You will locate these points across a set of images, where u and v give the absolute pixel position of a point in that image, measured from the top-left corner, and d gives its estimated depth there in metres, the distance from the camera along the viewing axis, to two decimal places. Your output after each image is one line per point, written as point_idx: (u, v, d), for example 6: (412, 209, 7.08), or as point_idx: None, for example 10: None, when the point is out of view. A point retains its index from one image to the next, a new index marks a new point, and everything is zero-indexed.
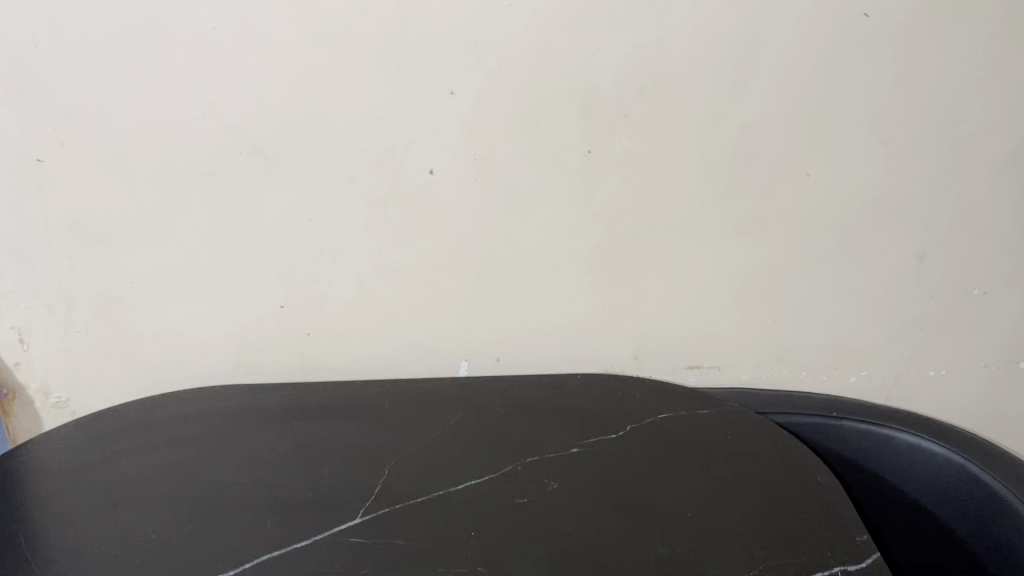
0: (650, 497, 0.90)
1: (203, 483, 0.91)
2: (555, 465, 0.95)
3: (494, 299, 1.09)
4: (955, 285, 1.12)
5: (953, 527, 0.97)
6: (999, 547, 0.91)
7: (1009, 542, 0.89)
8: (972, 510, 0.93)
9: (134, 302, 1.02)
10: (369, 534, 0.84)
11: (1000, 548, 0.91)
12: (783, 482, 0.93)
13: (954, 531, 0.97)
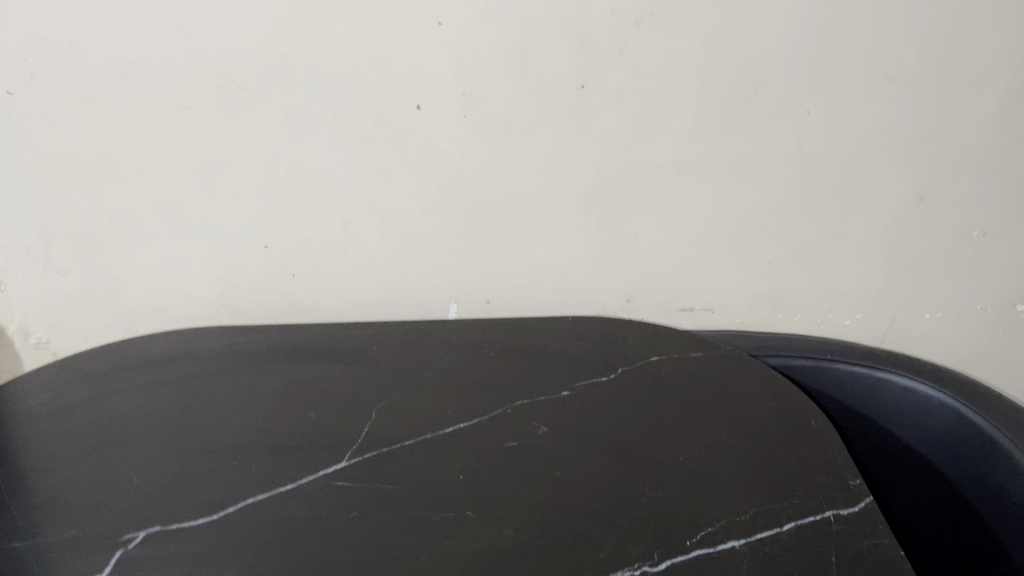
0: (643, 440, 0.87)
1: (186, 425, 0.89)
2: (549, 408, 0.92)
3: (484, 240, 1.06)
4: (954, 226, 1.08)
5: (945, 472, 0.96)
6: (992, 494, 0.89)
7: (1002, 491, 0.87)
8: (967, 456, 0.92)
9: (114, 241, 1.01)
10: (357, 478, 0.82)
11: (993, 495, 0.89)
12: (781, 423, 0.89)
13: (947, 474, 0.96)
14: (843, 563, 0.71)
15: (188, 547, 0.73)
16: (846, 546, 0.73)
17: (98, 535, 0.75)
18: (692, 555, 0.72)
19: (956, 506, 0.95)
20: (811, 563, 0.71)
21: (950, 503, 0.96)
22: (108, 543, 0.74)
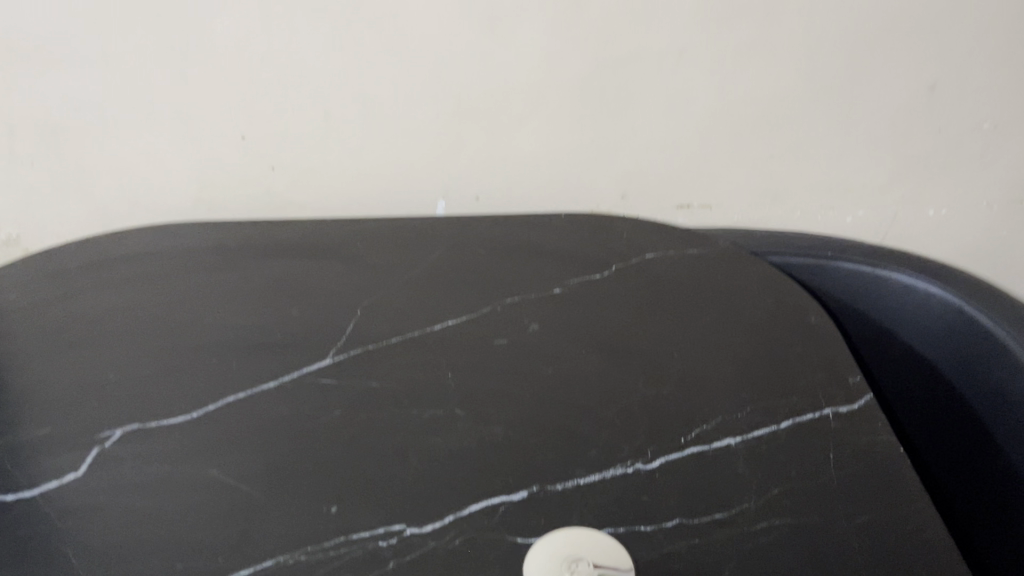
0: (637, 337, 0.84)
1: (162, 321, 0.85)
2: (541, 304, 0.88)
3: (473, 132, 1.01)
4: (965, 117, 1.03)
5: (944, 370, 0.94)
6: (991, 390, 0.89)
7: (1003, 389, 0.86)
8: (968, 355, 0.90)
9: (81, 131, 0.96)
10: (341, 376, 0.79)
11: (993, 393, 0.88)
12: (780, 319, 0.86)
13: (947, 371, 0.94)
14: (840, 460, 0.70)
15: (168, 445, 0.72)
16: (844, 444, 0.72)
17: (73, 433, 0.73)
18: (687, 452, 0.72)
19: (955, 402, 0.94)
20: (807, 460, 0.70)
21: (949, 399, 0.95)
22: (84, 440, 0.72)
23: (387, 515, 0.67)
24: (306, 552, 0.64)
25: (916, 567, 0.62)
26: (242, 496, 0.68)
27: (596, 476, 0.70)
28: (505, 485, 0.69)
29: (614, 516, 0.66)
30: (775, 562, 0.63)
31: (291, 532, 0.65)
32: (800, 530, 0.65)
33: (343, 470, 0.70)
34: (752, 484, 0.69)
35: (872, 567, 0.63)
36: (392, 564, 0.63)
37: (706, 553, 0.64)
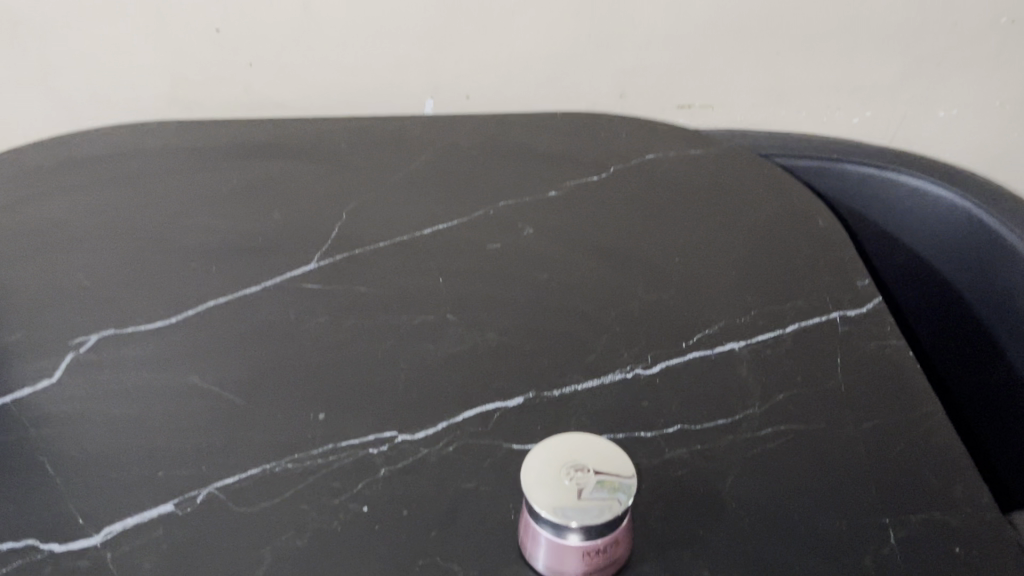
0: (636, 240, 0.80)
1: (135, 223, 0.81)
2: (536, 207, 0.84)
3: (463, 25, 0.95)
4: (982, 11, 0.98)
5: (951, 273, 0.92)
6: (999, 293, 0.86)
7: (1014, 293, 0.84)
8: (979, 258, 0.87)
9: (43, 22, 0.90)
10: (327, 281, 0.76)
11: (1004, 297, 0.86)
12: (786, 222, 0.82)
13: (954, 274, 0.92)
14: (848, 365, 0.68)
15: (146, 352, 0.69)
16: (852, 349, 0.69)
17: (45, 338, 0.69)
18: (689, 357, 0.69)
19: (960, 304, 0.92)
20: (813, 364, 0.68)
21: (954, 302, 0.93)
22: (56, 346, 0.69)
23: (378, 421, 0.64)
24: (293, 459, 0.61)
25: (925, 471, 0.61)
26: (225, 404, 0.65)
27: (594, 382, 0.67)
28: (500, 391, 0.67)
29: (614, 422, 0.64)
30: (780, 468, 0.61)
31: (277, 439, 0.63)
32: (806, 435, 0.63)
33: (331, 376, 0.67)
34: (757, 390, 0.66)
35: (880, 472, 0.61)
36: (383, 471, 0.61)
37: (708, 459, 0.62)
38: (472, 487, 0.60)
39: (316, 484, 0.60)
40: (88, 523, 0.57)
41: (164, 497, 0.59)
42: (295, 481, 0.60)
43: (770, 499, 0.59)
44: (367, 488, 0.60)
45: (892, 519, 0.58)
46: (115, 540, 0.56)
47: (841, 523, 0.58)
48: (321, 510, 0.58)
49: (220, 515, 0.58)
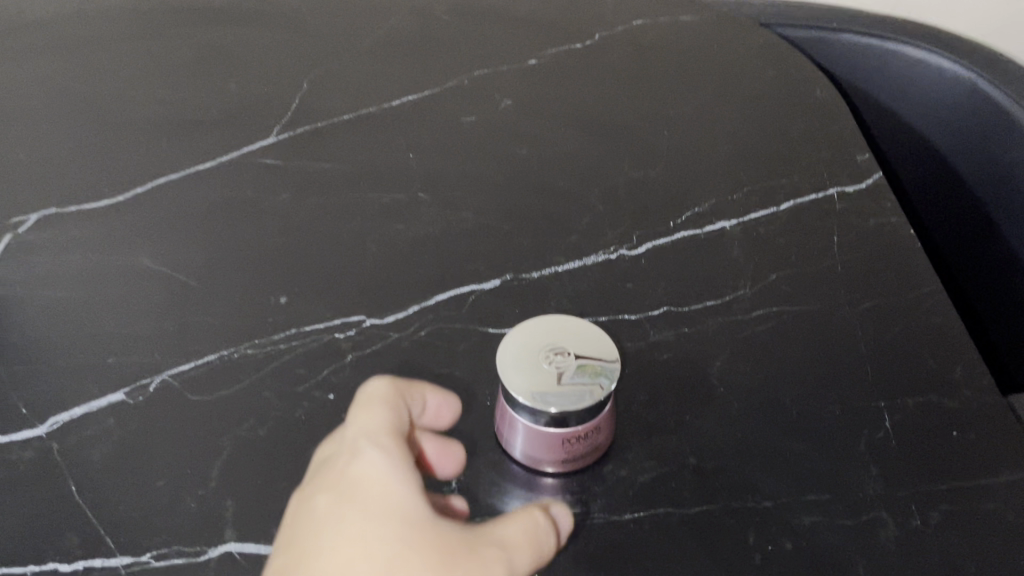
0: (622, 112, 0.75)
1: (78, 93, 0.75)
2: (515, 76, 0.78)
3: None
4: None
5: (950, 150, 0.86)
6: (999, 170, 0.81)
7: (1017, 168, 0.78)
8: (980, 133, 0.81)
9: None
10: (288, 156, 0.70)
11: (1006, 173, 0.80)
12: (783, 93, 0.77)
13: (953, 152, 0.86)
14: (845, 243, 0.64)
15: (92, 232, 0.64)
16: (850, 227, 0.65)
17: None
18: (676, 237, 0.65)
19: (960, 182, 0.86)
20: (808, 244, 0.64)
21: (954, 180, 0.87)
22: None
23: (343, 305, 0.60)
24: (254, 345, 0.57)
25: (924, 353, 0.57)
26: (178, 288, 0.61)
27: (576, 263, 0.63)
28: (475, 273, 0.62)
29: (596, 305, 0.61)
30: (771, 351, 0.58)
31: (235, 324, 0.58)
32: (800, 316, 0.60)
33: (292, 258, 0.63)
34: (748, 271, 0.62)
35: (877, 355, 0.57)
36: (350, 358, 0.57)
37: (695, 344, 0.58)
38: (445, 373, 0.57)
39: (278, 370, 0.56)
40: (32, 414, 0.54)
41: (114, 385, 0.55)
42: (256, 368, 0.56)
43: (760, 384, 0.56)
44: (333, 374, 0.56)
45: (887, 403, 0.55)
46: (62, 431, 0.53)
47: (834, 407, 0.55)
48: (284, 398, 0.55)
49: (175, 404, 0.54)
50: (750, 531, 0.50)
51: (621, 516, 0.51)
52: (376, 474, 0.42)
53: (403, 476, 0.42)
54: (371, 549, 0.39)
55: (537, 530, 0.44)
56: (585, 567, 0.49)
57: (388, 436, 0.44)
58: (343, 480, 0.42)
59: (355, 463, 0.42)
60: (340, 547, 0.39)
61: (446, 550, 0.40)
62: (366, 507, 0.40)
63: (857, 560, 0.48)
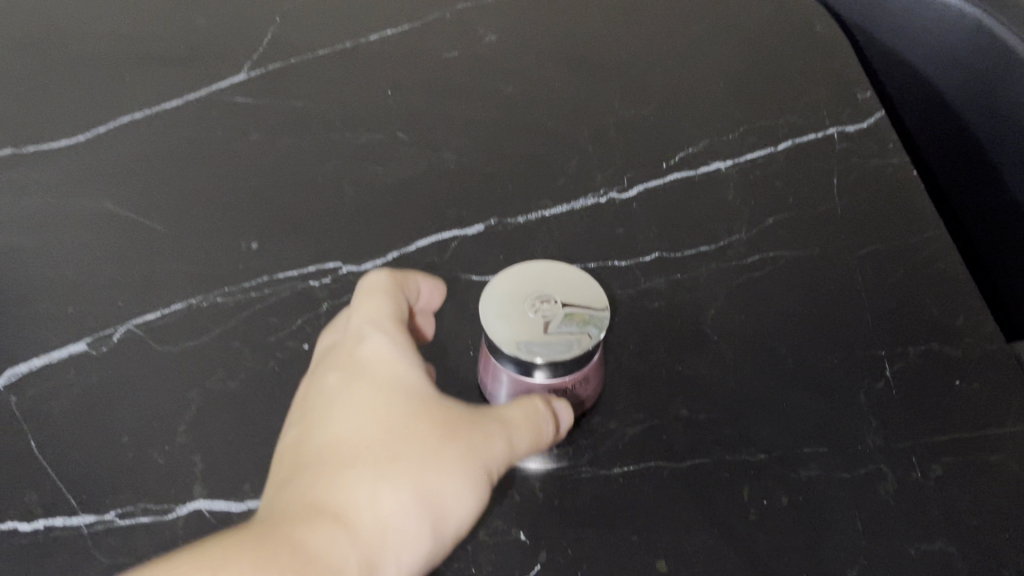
0: (612, 47, 0.71)
1: (36, 27, 0.70)
2: (500, 9, 0.73)
3: None
4: None
5: (950, 94, 0.78)
6: (1002, 112, 0.73)
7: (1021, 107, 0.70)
8: (982, 73, 0.73)
9: None
10: (259, 94, 0.66)
11: (1009, 115, 0.72)
12: (782, 28, 0.73)
13: (954, 96, 0.77)
14: (845, 186, 0.61)
15: (51, 175, 0.60)
16: (850, 168, 0.62)
17: None
18: (669, 179, 0.62)
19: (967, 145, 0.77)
20: (807, 186, 0.61)
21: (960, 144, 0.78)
22: None
23: (318, 251, 0.57)
24: (224, 293, 0.54)
25: (926, 299, 0.55)
26: (144, 233, 0.57)
27: (564, 207, 0.60)
28: (457, 217, 0.59)
29: (585, 250, 0.58)
30: (767, 298, 0.55)
31: (204, 271, 0.55)
32: (798, 262, 0.57)
33: (264, 202, 0.59)
34: (744, 214, 0.60)
35: (878, 301, 0.55)
36: (326, 306, 0.54)
37: (688, 291, 0.56)
38: None
39: (249, 320, 0.53)
40: None
41: (75, 335, 0.52)
42: (226, 317, 0.53)
43: (754, 333, 0.54)
44: (307, 324, 0.53)
45: (888, 351, 0.53)
46: (21, 384, 0.50)
47: (832, 356, 0.53)
48: (256, 348, 0.52)
49: (141, 355, 0.51)
50: (744, 485, 0.48)
51: (610, 471, 0.48)
52: (381, 357, 0.42)
53: (406, 356, 0.43)
54: (369, 421, 0.40)
55: (538, 414, 0.43)
56: (573, 523, 0.46)
57: (392, 321, 0.44)
58: (348, 362, 0.43)
59: (362, 349, 0.43)
60: (341, 422, 0.40)
61: (444, 420, 0.40)
62: (370, 385, 0.41)
63: (855, 514, 0.46)
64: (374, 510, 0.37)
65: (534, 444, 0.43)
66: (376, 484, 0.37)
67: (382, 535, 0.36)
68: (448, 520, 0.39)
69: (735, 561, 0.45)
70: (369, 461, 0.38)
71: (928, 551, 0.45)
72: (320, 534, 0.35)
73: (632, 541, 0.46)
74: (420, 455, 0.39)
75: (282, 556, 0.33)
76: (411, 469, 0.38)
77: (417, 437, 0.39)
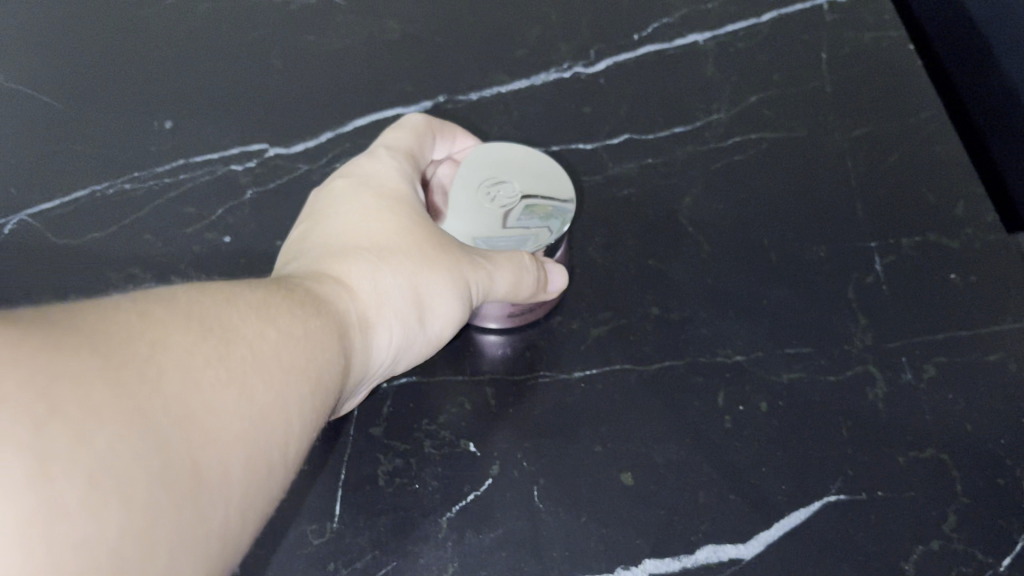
0: None
1: None
2: None
3: None
4: None
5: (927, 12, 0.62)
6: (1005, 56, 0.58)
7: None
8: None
9: None
10: None
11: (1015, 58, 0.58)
12: None
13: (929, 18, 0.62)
14: (836, 61, 0.55)
15: None
16: (841, 40, 0.55)
17: None
18: (641, 53, 0.55)
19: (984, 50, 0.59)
20: (793, 61, 0.55)
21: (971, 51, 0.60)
22: None
23: (242, 132, 0.50)
24: (133, 179, 0.48)
25: (922, 185, 0.49)
26: (43, 112, 0.51)
27: (522, 84, 0.54)
28: (402, 94, 0.53)
29: (546, 130, 0.52)
30: (747, 183, 0.50)
31: (110, 155, 0.49)
32: (783, 144, 0.51)
33: (179, 74, 0.53)
34: (724, 92, 0.53)
35: (871, 185, 0.49)
36: (249, 194, 0.47)
37: (661, 176, 0.50)
38: None
39: (162, 209, 0.47)
40: None
41: None
42: (135, 206, 0.47)
43: (734, 223, 0.48)
44: (228, 214, 0.47)
45: (879, 244, 0.47)
46: None
47: (818, 249, 0.47)
48: (168, 242, 0.46)
49: (34, 246, 0.45)
50: (718, 390, 0.42)
51: (571, 375, 0.43)
52: (390, 174, 0.39)
53: (413, 181, 0.40)
54: (375, 215, 0.37)
55: (519, 275, 0.39)
56: (529, 434, 0.41)
57: (405, 154, 0.41)
58: (357, 169, 0.40)
59: (361, 162, 0.40)
60: (346, 211, 0.37)
61: (437, 227, 0.38)
62: (375, 192, 0.38)
63: (842, 422, 0.41)
64: (376, 281, 0.34)
65: (512, 287, 0.39)
66: (376, 264, 0.35)
67: (381, 304, 0.34)
68: (435, 318, 0.37)
69: (707, 472, 0.40)
70: (367, 245, 0.36)
71: (918, 461, 0.40)
72: (326, 288, 0.32)
73: (595, 452, 0.41)
74: (420, 249, 0.36)
75: (298, 288, 0.31)
76: (408, 260, 0.36)
77: (413, 230, 0.37)
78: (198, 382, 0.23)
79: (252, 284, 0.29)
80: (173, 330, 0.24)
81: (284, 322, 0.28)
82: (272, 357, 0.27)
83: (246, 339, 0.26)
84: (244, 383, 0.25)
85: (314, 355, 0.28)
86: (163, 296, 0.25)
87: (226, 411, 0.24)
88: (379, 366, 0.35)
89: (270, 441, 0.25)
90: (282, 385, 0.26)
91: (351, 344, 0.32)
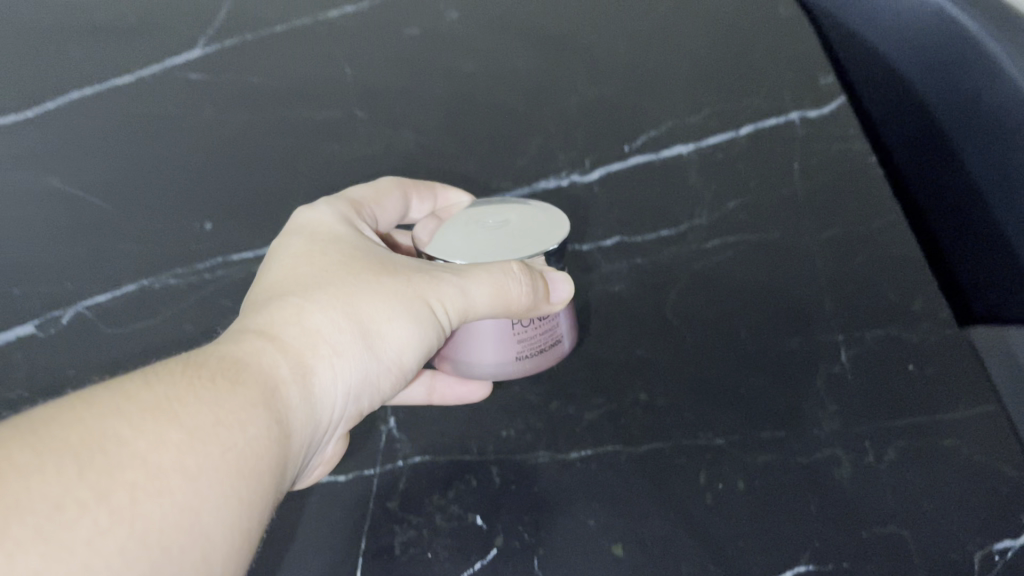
0: None
1: None
2: None
3: None
4: None
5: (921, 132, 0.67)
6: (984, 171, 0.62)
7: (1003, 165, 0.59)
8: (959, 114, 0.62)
9: None
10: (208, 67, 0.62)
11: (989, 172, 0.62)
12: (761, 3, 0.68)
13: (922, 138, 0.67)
14: (809, 169, 0.60)
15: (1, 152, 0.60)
16: (814, 148, 0.61)
17: None
18: (632, 163, 0.62)
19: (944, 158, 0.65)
20: (770, 170, 0.61)
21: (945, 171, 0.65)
22: None
23: None
24: (177, 275, 0.57)
25: (884, 284, 0.54)
26: (97, 216, 0.59)
27: (523, 191, 0.62)
28: None
29: None
30: (724, 284, 0.56)
31: (161, 253, 0.58)
32: (761, 249, 0.58)
33: (220, 183, 0.60)
34: (705, 197, 0.61)
35: (838, 283, 0.55)
36: None
37: (652, 279, 0.58)
38: None
39: (198, 303, 0.56)
40: None
41: (26, 318, 0.56)
42: (177, 297, 0.56)
43: (715, 319, 0.55)
44: None
45: (846, 337, 0.52)
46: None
47: (792, 340, 0.53)
48: None
49: (89, 332, 0.55)
50: (700, 469, 0.47)
51: (568, 455, 0.48)
52: (324, 221, 0.45)
53: (343, 222, 0.45)
54: (305, 267, 0.41)
55: (505, 278, 0.41)
56: (530, 509, 0.46)
57: (347, 201, 0.48)
58: (295, 226, 0.45)
59: (307, 215, 0.46)
60: (282, 268, 0.41)
61: (371, 260, 0.42)
62: (307, 252, 0.42)
63: (811, 499, 0.45)
64: (303, 322, 0.38)
65: (494, 294, 0.41)
66: (302, 303, 0.38)
67: (314, 344, 0.38)
68: (378, 344, 0.40)
69: (688, 544, 0.44)
70: (297, 288, 0.39)
71: (879, 535, 0.43)
72: (252, 344, 0.36)
73: (588, 526, 0.45)
74: (348, 279, 0.40)
75: (214, 366, 0.33)
76: (333, 296, 0.39)
77: (348, 270, 0.41)
78: (65, 541, 0.25)
79: (153, 383, 0.30)
80: (44, 485, 0.25)
81: (189, 420, 0.30)
82: (172, 462, 0.28)
83: (140, 450, 0.28)
84: (134, 514, 0.26)
85: (223, 446, 0.30)
86: (42, 439, 0.27)
87: (113, 555, 0.25)
88: (335, 396, 0.39)
89: (177, 566, 0.27)
90: (188, 491, 0.28)
91: (283, 401, 0.35)
